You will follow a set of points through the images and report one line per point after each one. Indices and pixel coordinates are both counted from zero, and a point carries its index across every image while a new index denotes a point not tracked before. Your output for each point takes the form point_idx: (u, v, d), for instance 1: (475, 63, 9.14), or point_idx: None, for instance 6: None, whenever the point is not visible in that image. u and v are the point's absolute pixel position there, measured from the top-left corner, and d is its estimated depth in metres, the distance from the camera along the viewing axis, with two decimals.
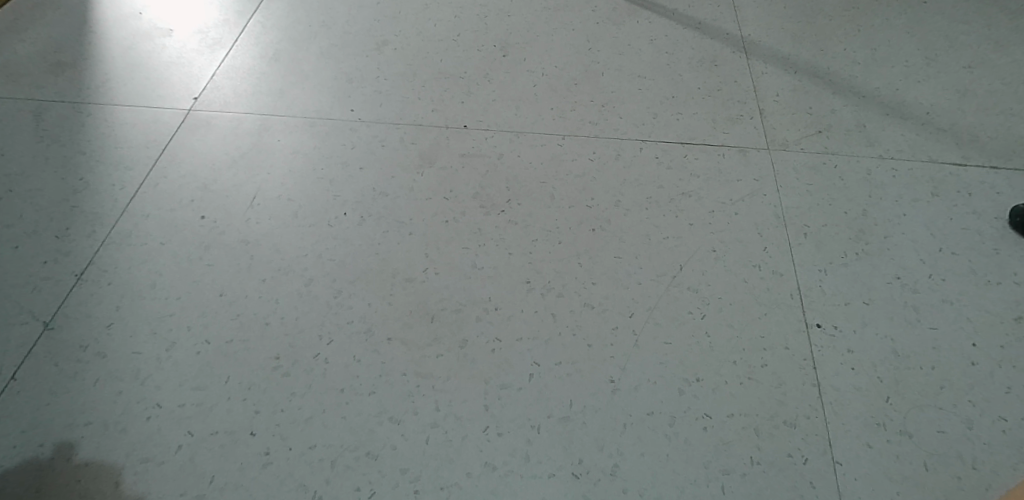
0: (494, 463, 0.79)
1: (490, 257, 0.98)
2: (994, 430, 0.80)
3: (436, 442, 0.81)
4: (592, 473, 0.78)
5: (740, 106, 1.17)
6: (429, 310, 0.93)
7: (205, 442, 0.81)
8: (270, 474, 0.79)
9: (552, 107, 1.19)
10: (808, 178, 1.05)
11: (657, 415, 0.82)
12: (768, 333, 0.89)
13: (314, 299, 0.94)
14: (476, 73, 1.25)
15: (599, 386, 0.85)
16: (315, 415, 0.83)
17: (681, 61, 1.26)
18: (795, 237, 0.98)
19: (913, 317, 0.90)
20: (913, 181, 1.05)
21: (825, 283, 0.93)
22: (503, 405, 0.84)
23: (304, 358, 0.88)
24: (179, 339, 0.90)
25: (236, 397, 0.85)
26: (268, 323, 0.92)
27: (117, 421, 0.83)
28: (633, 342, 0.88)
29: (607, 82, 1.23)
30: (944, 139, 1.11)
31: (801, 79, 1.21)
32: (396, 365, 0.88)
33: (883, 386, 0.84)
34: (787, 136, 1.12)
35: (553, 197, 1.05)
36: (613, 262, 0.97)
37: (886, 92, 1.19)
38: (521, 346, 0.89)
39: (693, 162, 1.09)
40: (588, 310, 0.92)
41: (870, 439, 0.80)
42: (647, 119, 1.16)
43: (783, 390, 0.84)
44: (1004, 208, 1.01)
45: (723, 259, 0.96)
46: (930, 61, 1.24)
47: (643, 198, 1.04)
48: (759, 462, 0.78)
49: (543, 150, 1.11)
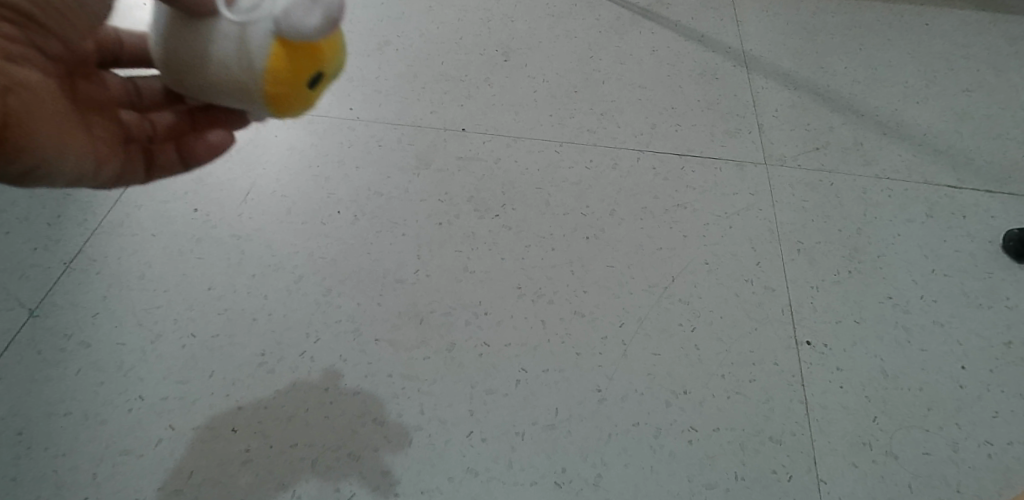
0: (476, 469, 0.79)
1: (482, 262, 0.97)
2: (980, 454, 0.80)
3: (418, 445, 0.81)
4: (574, 483, 0.78)
5: (739, 120, 1.17)
6: (418, 312, 0.92)
7: (185, 437, 0.82)
8: (249, 471, 0.79)
9: (551, 113, 1.18)
10: (804, 194, 1.05)
11: (643, 426, 0.82)
12: (757, 348, 0.88)
13: (303, 296, 0.93)
14: (477, 77, 1.25)
15: (586, 395, 0.84)
16: (298, 414, 0.83)
17: (682, 73, 1.26)
18: (789, 252, 0.98)
19: (903, 338, 0.89)
20: (908, 201, 1.05)
21: (817, 299, 0.93)
22: (488, 411, 0.83)
23: (290, 356, 0.88)
24: (165, 331, 0.90)
25: (220, 393, 0.85)
26: (256, 318, 0.91)
27: (98, 413, 0.83)
28: (621, 352, 0.88)
29: (607, 91, 1.22)
30: (941, 161, 1.11)
31: (800, 96, 1.21)
32: (383, 367, 0.87)
33: (870, 405, 0.83)
34: (784, 151, 1.12)
35: (548, 204, 1.04)
36: (605, 271, 0.96)
37: (884, 111, 1.19)
38: (508, 352, 0.88)
39: (690, 173, 1.08)
40: (578, 317, 0.91)
41: (855, 458, 0.79)
42: (646, 129, 1.16)
43: (770, 406, 0.83)
44: (999, 231, 1.01)
45: (715, 272, 0.96)
46: (930, 83, 1.24)
47: (638, 208, 1.04)
48: (742, 478, 0.78)
49: (540, 156, 1.11)
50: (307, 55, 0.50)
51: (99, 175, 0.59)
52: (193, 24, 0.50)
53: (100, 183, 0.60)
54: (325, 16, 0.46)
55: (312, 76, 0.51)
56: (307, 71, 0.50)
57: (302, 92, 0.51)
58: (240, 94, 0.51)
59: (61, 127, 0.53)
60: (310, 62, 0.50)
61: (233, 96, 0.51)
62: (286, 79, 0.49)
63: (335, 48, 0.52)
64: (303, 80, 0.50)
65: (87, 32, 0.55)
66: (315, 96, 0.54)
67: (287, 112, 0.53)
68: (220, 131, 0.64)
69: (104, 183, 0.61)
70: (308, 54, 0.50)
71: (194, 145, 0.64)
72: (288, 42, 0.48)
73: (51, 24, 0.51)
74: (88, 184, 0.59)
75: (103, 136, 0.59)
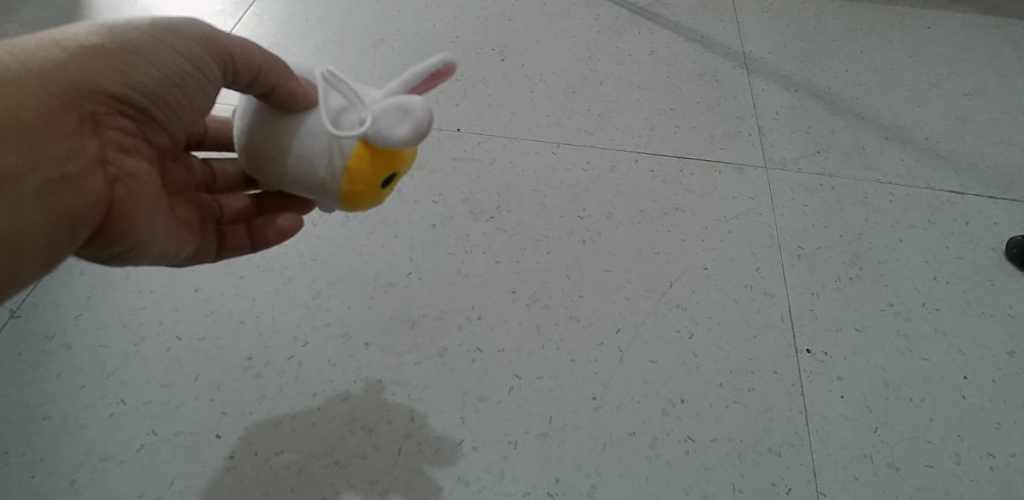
0: (467, 478, 0.77)
1: (476, 265, 0.95)
2: (983, 467, 0.78)
3: (407, 453, 0.79)
4: (568, 493, 0.76)
5: (739, 122, 1.15)
6: (410, 316, 0.90)
7: (167, 442, 0.79)
8: (233, 479, 0.77)
9: (548, 113, 1.16)
10: (804, 199, 1.03)
11: (639, 435, 0.80)
12: (757, 356, 0.86)
13: (292, 298, 0.91)
14: (473, 77, 1.22)
15: (581, 403, 0.82)
16: (284, 420, 0.81)
17: (682, 74, 1.24)
18: (789, 258, 0.96)
19: (905, 347, 0.87)
20: (910, 207, 1.03)
21: (817, 306, 0.91)
22: (480, 419, 0.81)
23: (278, 360, 0.86)
24: (149, 334, 0.87)
25: (204, 398, 0.83)
26: (243, 321, 0.89)
27: (77, 417, 0.80)
28: (617, 359, 0.86)
29: (605, 92, 1.20)
30: (943, 166, 1.09)
31: (801, 98, 1.20)
32: (373, 372, 0.85)
33: (871, 416, 0.82)
34: (785, 155, 1.10)
35: (544, 206, 1.02)
36: (601, 276, 0.94)
37: (886, 115, 1.17)
38: (502, 358, 0.86)
39: (689, 176, 1.06)
40: (573, 323, 0.89)
41: (856, 470, 0.78)
42: (644, 131, 1.14)
43: (769, 416, 0.81)
44: (1001, 238, 1.00)
45: (715, 277, 0.94)
46: (931, 87, 1.22)
47: (636, 211, 1.02)
48: (740, 490, 0.76)
49: (537, 157, 1.09)
50: (388, 156, 0.56)
51: (179, 255, 0.63)
52: (282, 122, 0.56)
53: (178, 262, 0.65)
54: (416, 130, 0.52)
55: (387, 175, 0.57)
56: (384, 171, 0.56)
57: (377, 190, 0.57)
58: (315, 189, 0.56)
59: (156, 211, 0.59)
60: (388, 163, 0.56)
61: (308, 188, 0.57)
62: (366, 178, 0.55)
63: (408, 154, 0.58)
64: (380, 178, 0.56)
65: (188, 124, 0.61)
66: (384, 195, 0.59)
67: (356, 207, 0.58)
68: (290, 215, 0.69)
69: (182, 261, 0.65)
70: (386, 159, 0.56)
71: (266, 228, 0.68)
72: (373, 145, 0.54)
73: (160, 117, 0.57)
74: (168, 262, 0.64)
75: (188, 218, 0.64)
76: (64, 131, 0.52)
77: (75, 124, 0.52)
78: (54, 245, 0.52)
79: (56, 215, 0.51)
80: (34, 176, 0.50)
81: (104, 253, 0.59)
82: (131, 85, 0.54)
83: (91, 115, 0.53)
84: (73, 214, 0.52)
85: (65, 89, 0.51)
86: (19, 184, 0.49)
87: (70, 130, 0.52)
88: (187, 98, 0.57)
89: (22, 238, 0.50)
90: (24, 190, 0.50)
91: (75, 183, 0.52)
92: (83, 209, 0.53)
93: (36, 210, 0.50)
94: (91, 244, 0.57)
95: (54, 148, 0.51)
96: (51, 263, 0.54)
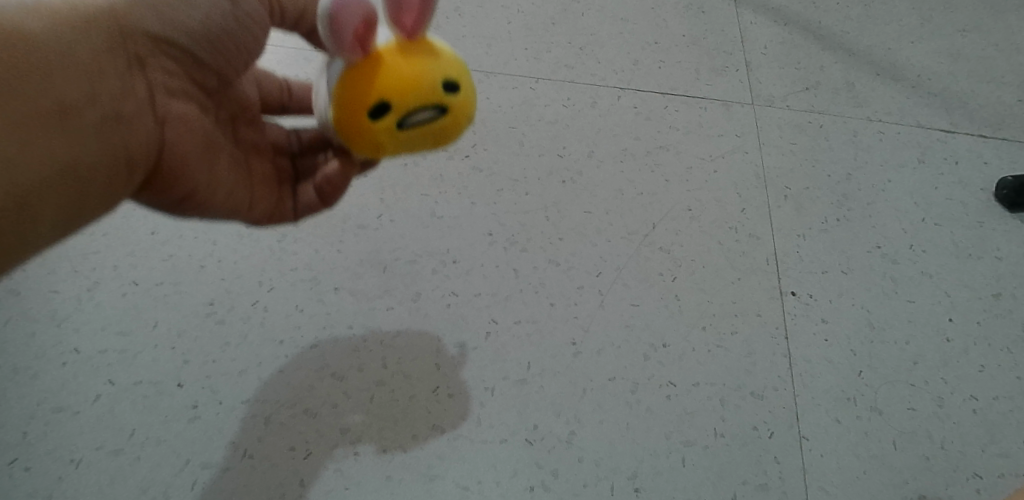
0: (443, 426, 0.74)
1: (451, 206, 0.90)
2: (965, 409, 0.77)
3: (381, 401, 0.76)
4: (546, 440, 0.74)
5: (726, 57, 1.10)
6: (381, 260, 0.85)
7: (126, 392, 0.75)
8: (197, 429, 0.74)
9: (526, 47, 1.09)
10: (792, 137, 1.00)
11: (620, 381, 0.78)
12: (740, 299, 0.84)
13: (255, 241, 0.86)
14: (445, 5, 1.13)
15: (561, 349, 0.79)
16: (250, 368, 0.77)
17: (668, 5, 1.16)
18: (775, 199, 0.93)
19: (891, 290, 0.85)
20: (899, 146, 1.00)
21: (803, 249, 0.88)
22: (456, 365, 0.78)
23: (242, 305, 0.81)
24: (103, 279, 0.82)
25: (164, 346, 0.78)
26: (204, 265, 0.84)
27: (27, 367, 0.75)
28: (598, 303, 0.83)
29: (587, 24, 1.13)
30: (934, 104, 1.05)
31: (790, 32, 1.14)
32: (342, 318, 0.81)
33: (855, 359, 0.80)
34: (773, 92, 1.05)
35: (522, 144, 0.97)
36: (582, 218, 0.90)
37: (877, 51, 1.12)
38: (478, 302, 0.83)
39: (673, 114, 1.01)
40: (552, 267, 0.86)
41: (839, 414, 0.77)
42: (627, 66, 1.08)
43: (752, 360, 0.79)
44: (991, 178, 0.97)
45: (699, 219, 0.90)
46: (924, 22, 1.17)
47: (618, 150, 0.97)
48: (722, 434, 0.75)
49: (514, 93, 1.03)
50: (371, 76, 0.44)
51: (251, 210, 0.60)
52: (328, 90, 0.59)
53: (252, 219, 0.62)
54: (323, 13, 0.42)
55: (374, 105, 0.44)
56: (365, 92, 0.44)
57: (367, 122, 0.45)
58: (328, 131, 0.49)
59: (211, 159, 0.55)
60: (367, 86, 0.44)
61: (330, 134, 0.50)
62: (340, 100, 0.46)
63: (415, 81, 0.44)
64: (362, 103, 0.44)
65: (242, 72, 0.56)
66: (391, 142, 0.46)
67: (365, 149, 0.47)
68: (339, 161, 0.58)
69: (254, 218, 0.62)
70: (366, 82, 0.44)
71: (327, 181, 0.59)
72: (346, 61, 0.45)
73: (209, 61, 0.52)
74: (239, 219, 0.61)
75: (255, 173, 0.60)
76: (114, 69, 0.47)
77: (124, 65, 0.48)
78: (112, 189, 0.48)
79: (111, 155, 0.46)
80: (94, 112, 0.45)
81: (165, 209, 0.56)
82: (174, 22, 0.49)
83: (138, 56, 0.49)
84: (130, 155, 0.48)
85: (110, 23, 0.47)
86: (80, 120, 0.44)
87: (120, 70, 0.47)
88: (242, 41, 0.53)
89: (81, 179, 0.45)
90: (85, 124, 0.44)
91: (131, 123, 0.48)
92: (138, 152, 0.49)
93: (98, 151, 0.45)
94: (146, 198, 0.54)
95: (108, 84, 0.46)
96: (106, 209, 0.49)
